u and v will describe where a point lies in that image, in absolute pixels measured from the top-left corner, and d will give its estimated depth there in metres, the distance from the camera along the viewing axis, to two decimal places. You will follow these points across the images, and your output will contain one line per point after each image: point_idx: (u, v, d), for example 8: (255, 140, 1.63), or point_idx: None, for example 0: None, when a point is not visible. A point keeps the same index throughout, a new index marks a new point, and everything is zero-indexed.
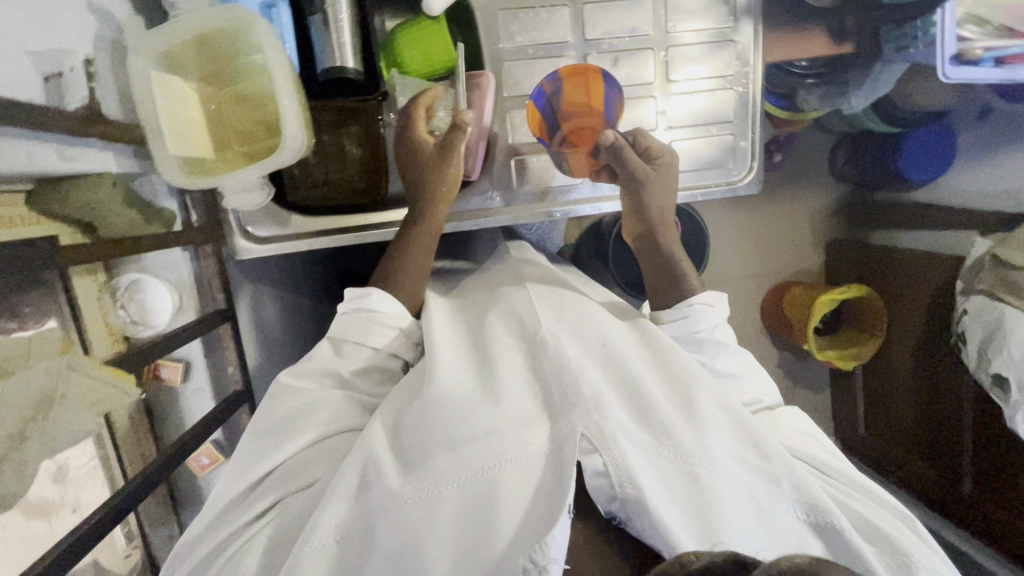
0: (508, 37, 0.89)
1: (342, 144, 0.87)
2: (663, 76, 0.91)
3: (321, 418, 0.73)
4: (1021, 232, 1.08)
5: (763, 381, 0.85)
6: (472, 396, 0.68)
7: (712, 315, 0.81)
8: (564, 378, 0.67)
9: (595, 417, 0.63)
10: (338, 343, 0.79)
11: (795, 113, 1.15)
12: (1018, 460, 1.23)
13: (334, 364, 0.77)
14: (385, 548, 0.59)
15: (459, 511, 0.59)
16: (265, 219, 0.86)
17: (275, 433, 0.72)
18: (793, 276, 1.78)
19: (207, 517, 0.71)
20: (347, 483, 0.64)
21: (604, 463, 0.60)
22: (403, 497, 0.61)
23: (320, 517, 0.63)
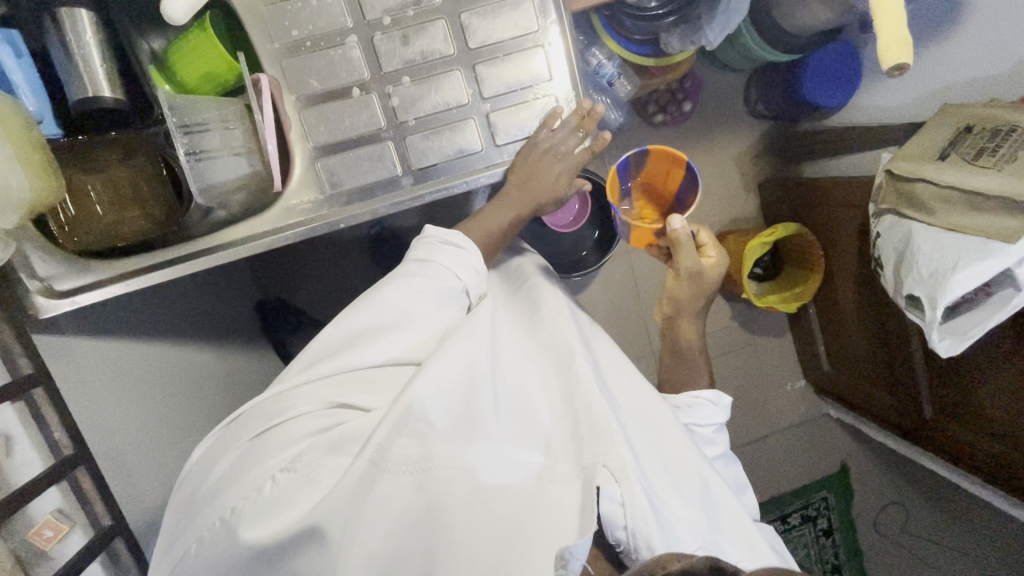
0: (282, 33, 0.71)
1: (137, 180, 0.74)
2: (463, 45, 0.73)
3: (387, 342, 0.69)
4: (909, 147, 1.04)
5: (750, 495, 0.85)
6: (509, 399, 0.66)
7: (711, 414, 0.84)
8: (596, 410, 0.64)
9: (620, 454, 0.60)
10: (429, 265, 0.73)
11: (664, 57, 1.07)
12: (970, 384, 1.13)
13: (416, 283, 0.72)
14: (419, 502, 0.56)
15: (490, 497, 0.56)
16: (66, 269, 0.70)
17: (355, 339, 0.70)
18: (731, 224, 1.68)
19: (238, 425, 0.67)
20: (408, 429, 0.58)
21: (621, 499, 0.59)
22: (446, 464, 0.57)
23: (384, 443, 0.57)
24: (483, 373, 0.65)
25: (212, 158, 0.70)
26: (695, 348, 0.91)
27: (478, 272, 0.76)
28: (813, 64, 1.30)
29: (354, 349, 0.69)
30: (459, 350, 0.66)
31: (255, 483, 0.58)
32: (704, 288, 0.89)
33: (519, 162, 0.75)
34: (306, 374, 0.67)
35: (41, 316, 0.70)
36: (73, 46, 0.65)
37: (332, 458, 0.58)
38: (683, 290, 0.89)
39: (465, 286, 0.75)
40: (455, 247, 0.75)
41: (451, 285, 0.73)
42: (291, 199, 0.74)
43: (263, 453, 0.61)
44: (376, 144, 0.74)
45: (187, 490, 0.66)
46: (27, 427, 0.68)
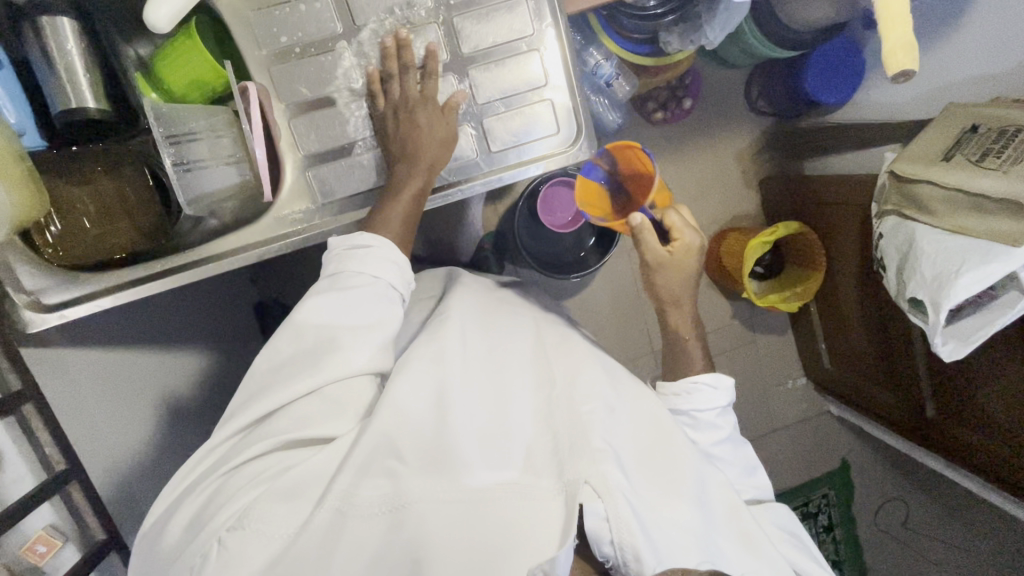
0: (271, 39, 0.69)
1: (124, 190, 0.74)
2: (455, 51, 0.72)
3: (322, 369, 0.63)
4: (913, 148, 1.02)
5: (756, 472, 0.85)
6: (484, 423, 0.69)
7: (712, 398, 0.82)
8: (574, 428, 0.68)
9: (600, 468, 0.62)
10: (340, 274, 0.64)
11: (665, 57, 1.05)
12: (972, 385, 1.12)
13: (329, 296, 0.63)
14: (396, 542, 0.58)
15: (467, 526, 0.59)
16: (54, 282, 0.69)
17: (285, 364, 0.63)
18: (731, 222, 1.66)
19: (182, 469, 0.64)
20: (375, 470, 0.61)
21: (605, 513, 0.61)
22: (420, 499, 0.60)
23: (350, 488, 0.59)
24: (454, 402, 0.69)
25: (201, 169, 0.69)
26: (688, 333, 0.89)
27: (401, 265, 0.67)
28: (814, 62, 1.28)
29: (288, 379, 0.63)
30: (419, 376, 0.70)
31: (201, 548, 0.56)
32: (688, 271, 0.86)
33: (396, 143, 0.69)
34: (240, 414, 0.63)
35: (29, 330, 0.68)
36: (56, 56, 0.63)
37: (287, 505, 0.58)
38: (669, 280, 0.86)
39: (389, 284, 0.66)
40: (364, 245, 0.66)
41: (373, 288, 0.64)
42: (283, 209, 0.72)
43: (220, 500, 0.59)
44: (369, 153, 0.72)
45: (145, 543, 0.63)
46: (19, 442, 0.68)
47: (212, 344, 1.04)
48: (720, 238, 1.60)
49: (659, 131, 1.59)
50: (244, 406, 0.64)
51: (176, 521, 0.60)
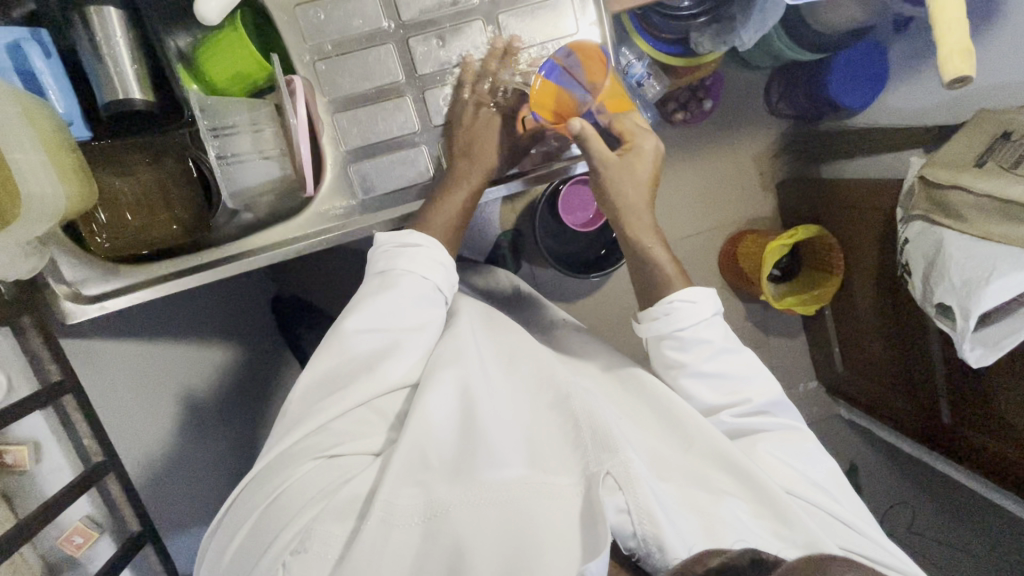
0: (317, 32, 0.69)
1: (164, 180, 0.73)
2: (500, 48, 0.72)
3: (362, 385, 0.66)
4: (942, 153, 1.02)
5: (762, 380, 0.76)
6: (500, 427, 0.67)
7: (694, 313, 0.70)
8: (592, 421, 0.64)
9: (623, 458, 0.58)
10: (390, 276, 0.69)
11: (695, 58, 1.05)
12: (992, 393, 1.12)
13: (384, 299, 0.67)
14: (434, 551, 0.52)
15: (501, 529, 0.53)
16: (96, 274, 0.68)
17: (338, 377, 0.67)
18: (748, 224, 1.66)
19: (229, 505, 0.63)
20: (408, 480, 0.58)
21: (626, 505, 0.56)
22: (451, 505, 0.55)
23: (389, 498, 0.56)
24: (475, 410, 0.68)
25: (242, 162, 0.69)
26: (654, 241, 0.75)
27: (444, 265, 0.71)
28: (838, 65, 1.28)
29: (344, 389, 0.66)
30: (446, 380, 0.70)
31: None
32: (644, 170, 0.73)
33: (459, 141, 0.71)
34: (293, 432, 0.64)
35: (70, 320, 0.68)
36: (103, 45, 0.63)
37: (343, 523, 0.54)
38: (624, 181, 0.72)
39: (436, 284, 0.70)
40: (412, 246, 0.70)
41: (421, 289, 0.69)
42: (322, 204, 0.72)
43: (274, 527, 0.57)
44: (409, 149, 0.73)
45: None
46: (57, 433, 0.68)
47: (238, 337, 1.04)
48: (737, 239, 1.60)
49: (678, 131, 1.58)
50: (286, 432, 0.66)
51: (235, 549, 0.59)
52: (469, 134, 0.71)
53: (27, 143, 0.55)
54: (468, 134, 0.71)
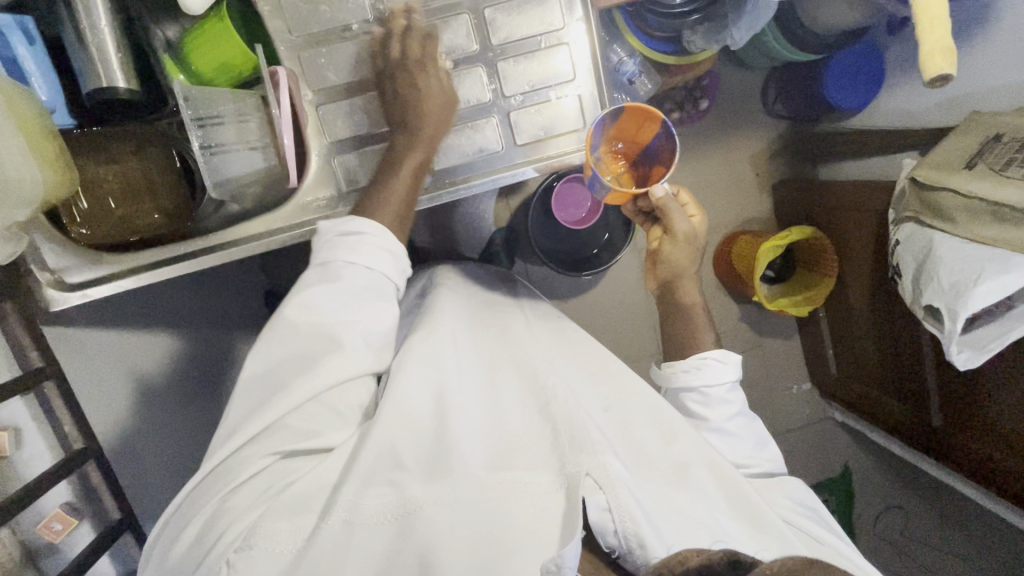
0: (303, 23, 0.69)
1: (148, 169, 0.74)
2: (485, 41, 0.71)
3: (314, 380, 0.60)
4: (935, 155, 1.02)
5: (768, 448, 0.82)
6: (480, 429, 0.67)
7: (723, 373, 0.79)
8: (571, 423, 0.64)
9: (602, 460, 0.58)
10: (332, 267, 0.64)
11: (687, 57, 1.05)
12: (981, 397, 1.12)
13: (326, 291, 0.62)
14: (404, 549, 0.53)
15: (474, 527, 0.54)
16: (77, 260, 0.68)
17: (280, 372, 0.61)
18: (744, 225, 1.65)
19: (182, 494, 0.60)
20: (377, 479, 0.58)
21: (607, 505, 0.56)
22: (426, 503, 0.56)
23: (354, 498, 0.56)
24: (452, 411, 0.68)
25: (226, 152, 0.68)
26: (697, 304, 0.85)
27: (394, 253, 0.67)
28: (835, 66, 1.27)
29: (282, 390, 0.60)
30: (418, 379, 0.72)
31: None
32: (696, 247, 0.82)
33: (395, 113, 0.68)
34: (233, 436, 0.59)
35: (52, 307, 0.67)
36: (86, 31, 0.63)
37: (293, 520, 0.54)
38: (678, 251, 0.82)
39: (383, 273, 0.66)
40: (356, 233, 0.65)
41: (366, 280, 0.64)
42: (305, 195, 0.72)
43: (228, 517, 0.55)
44: (394, 142, 0.72)
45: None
46: (38, 419, 0.68)
47: (224, 328, 1.04)
48: (731, 240, 1.59)
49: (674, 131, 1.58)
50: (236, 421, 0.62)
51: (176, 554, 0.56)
52: (404, 110, 0.67)
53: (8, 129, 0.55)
54: (400, 110, 0.68)
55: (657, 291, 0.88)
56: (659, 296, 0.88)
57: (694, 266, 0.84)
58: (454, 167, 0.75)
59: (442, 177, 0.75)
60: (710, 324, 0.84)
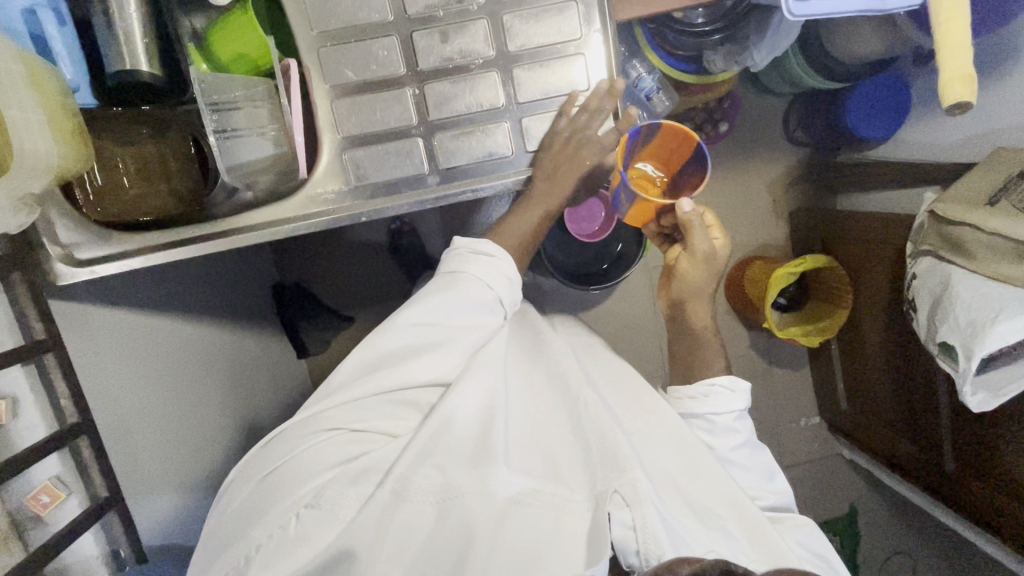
0: (322, 19, 0.70)
1: (163, 154, 0.76)
2: (502, 47, 0.72)
3: (396, 374, 0.69)
4: (956, 188, 1.00)
5: (775, 482, 0.79)
6: (523, 427, 0.70)
7: (731, 401, 0.77)
8: (609, 436, 0.66)
9: (633, 478, 0.61)
10: (458, 277, 0.69)
11: (705, 77, 1.04)
12: (995, 444, 1.08)
13: (448, 298, 0.68)
14: (445, 531, 0.59)
15: (510, 524, 0.59)
16: (90, 238, 0.70)
17: (378, 362, 0.69)
18: (758, 250, 1.63)
19: (264, 443, 0.71)
20: (429, 461, 0.62)
21: (632, 523, 0.59)
22: (469, 494, 0.60)
23: (406, 474, 0.61)
24: (500, 410, 0.69)
25: (239, 137, 0.70)
26: (710, 329, 0.83)
27: (510, 279, 0.71)
28: (858, 96, 1.26)
29: (378, 371, 0.69)
30: (467, 400, 0.67)
31: (277, 521, 0.60)
32: (715, 271, 0.79)
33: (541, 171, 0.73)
34: (327, 401, 0.69)
35: (59, 283, 0.70)
36: (115, 17, 0.66)
37: (354, 489, 0.61)
38: (695, 272, 0.79)
39: (497, 296, 0.70)
40: (487, 255, 0.70)
41: (484, 296, 0.69)
42: (314, 187, 0.73)
43: (297, 473, 0.63)
44: (405, 140, 0.73)
45: (220, 505, 0.68)
46: (35, 390, 0.69)
47: (227, 316, 1.05)
48: (744, 265, 1.57)
49: None
50: (326, 389, 0.70)
51: (247, 493, 0.65)
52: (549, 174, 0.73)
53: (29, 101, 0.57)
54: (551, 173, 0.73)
55: (670, 308, 0.86)
56: (671, 315, 0.86)
57: (714, 289, 0.82)
58: (464, 168, 0.74)
59: (453, 177, 0.74)
60: (723, 350, 0.83)
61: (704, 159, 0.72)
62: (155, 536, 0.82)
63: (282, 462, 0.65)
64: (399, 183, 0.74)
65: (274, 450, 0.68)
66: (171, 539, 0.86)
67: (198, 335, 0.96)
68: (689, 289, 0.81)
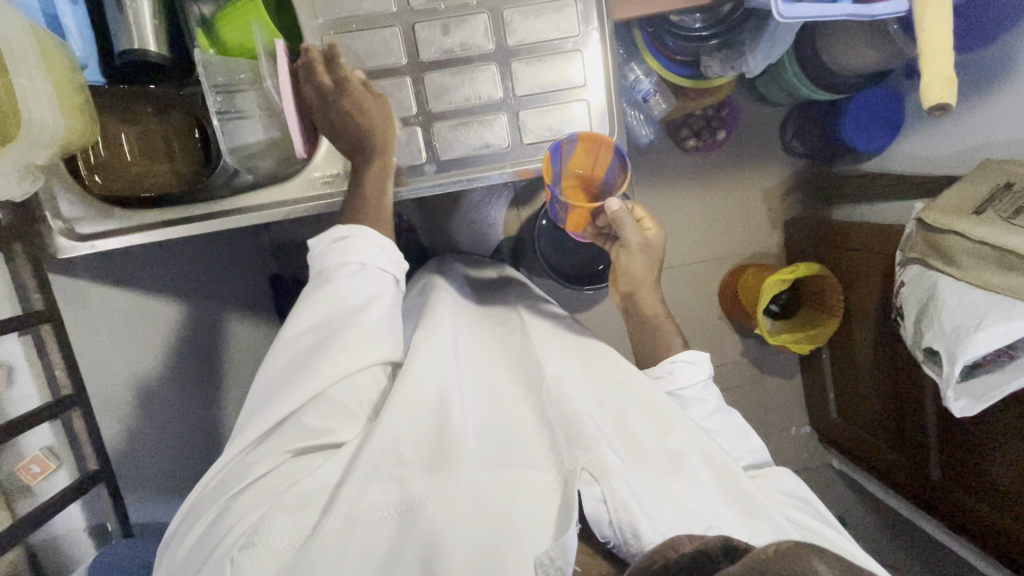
0: (327, 8, 0.72)
1: (168, 133, 0.78)
2: (501, 41, 0.74)
3: (321, 372, 0.63)
4: (945, 199, 1.02)
5: (750, 440, 0.78)
6: (480, 423, 0.67)
7: (693, 373, 0.79)
8: (569, 420, 0.63)
9: (597, 453, 0.56)
10: (329, 271, 0.68)
11: (702, 82, 1.07)
12: (982, 452, 1.08)
13: (335, 292, 0.67)
14: (408, 544, 0.52)
15: (480, 516, 0.53)
16: (89, 213, 0.71)
17: (288, 376, 0.64)
18: (752, 258, 1.65)
19: (187, 505, 0.62)
20: (382, 475, 0.58)
21: (603, 496, 0.53)
22: (429, 498, 0.54)
23: (356, 494, 0.55)
24: (452, 405, 0.67)
25: (243, 118, 0.73)
26: (661, 312, 0.85)
27: (381, 246, 0.71)
28: (855, 108, 1.28)
29: (296, 382, 0.63)
30: (430, 374, 0.71)
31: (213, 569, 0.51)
32: (654, 258, 0.84)
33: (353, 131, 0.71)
34: (246, 442, 0.62)
35: (59, 255, 0.70)
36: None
37: (296, 518, 0.54)
38: (635, 263, 0.83)
39: (379, 267, 0.70)
40: (345, 238, 0.70)
41: (365, 277, 0.68)
42: (315, 170, 0.75)
43: (234, 518, 0.56)
44: (403, 129, 0.75)
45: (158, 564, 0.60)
46: (31, 359, 0.70)
47: (223, 300, 1.06)
48: (739, 271, 1.59)
49: (691, 159, 1.59)
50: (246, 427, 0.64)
51: (187, 550, 0.57)
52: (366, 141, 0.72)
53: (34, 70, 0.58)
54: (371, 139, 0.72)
55: (620, 299, 0.88)
56: (623, 305, 0.88)
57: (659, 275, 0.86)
58: (461, 158, 0.76)
59: (452, 167, 0.76)
60: (677, 328, 0.85)
61: (622, 156, 0.74)
62: (142, 513, 0.82)
63: (214, 519, 0.57)
64: (399, 170, 0.76)
65: (198, 517, 0.59)
66: (158, 518, 0.86)
67: (194, 315, 0.97)
68: (633, 278, 0.84)
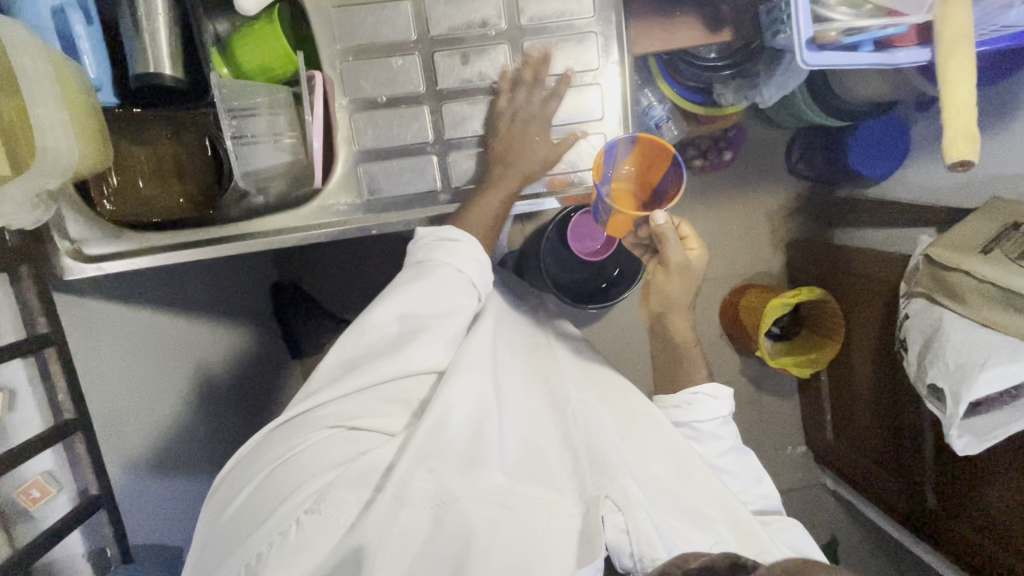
0: (348, 35, 0.72)
1: (179, 153, 0.77)
2: (521, 72, 0.73)
3: (381, 369, 0.66)
4: (952, 234, 1.02)
5: (762, 485, 0.80)
6: (514, 434, 0.68)
7: (714, 409, 0.78)
8: (601, 448, 0.64)
9: (623, 483, 0.59)
10: (427, 265, 0.69)
11: (716, 109, 1.07)
12: (979, 484, 1.09)
13: (421, 290, 0.67)
14: (444, 537, 0.54)
15: (512, 526, 0.55)
16: (98, 235, 0.71)
17: (359, 361, 0.67)
18: (753, 277, 1.66)
19: (257, 441, 0.66)
20: (428, 462, 0.58)
21: (625, 526, 0.57)
22: (467, 497, 0.56)
23: (405, 476, 0.56)
24: (491, 418, 0.66)
25: (256, 143, 0.69)
26: (689, 339, 0.81)
27: (481, 263, 0.71)
28: (860, 136, 1.27)
29: (375, 365, 0.66)
30: (471, 381, 0.68)
31: (279, 525, 0.54)
32: (694, 282, 0.78)
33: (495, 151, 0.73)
34: (314, 403, 0.65)
35: (67, 276, 0.71)
36: (142, 21, 0.66)
37: (356, 491, 0.56)
38: (673, 285, 0.78)
39: (471, 279, 0.70)
40: (451, 240, 0.70)
41: (455, 280, 0.68)
42: (328, 198, 0.74)
43: (293, 477, 0.58)
44: (420, 157, 0.74)
45: (213, 511, 0.63)
46: (34, 383, 0.69)
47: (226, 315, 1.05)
48: (740, 291, 1.59)
49: (696, 178, 1.60)
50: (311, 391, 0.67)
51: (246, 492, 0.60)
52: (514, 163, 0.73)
53: (52, 98, 0.58)
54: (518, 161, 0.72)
55: (650, 320, 0.84)
56: (653, 325, 0.84)
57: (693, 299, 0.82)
58: (476, 188, 0.76)
59: (468, 196, 0.76)
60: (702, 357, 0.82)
61: (679, 170, 0.71)
62: (142, 535, 0.82)
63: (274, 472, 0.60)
64: (415, 198, 0.75)
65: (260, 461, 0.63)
66: (157, 539, 0.85)
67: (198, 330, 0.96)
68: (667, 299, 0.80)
